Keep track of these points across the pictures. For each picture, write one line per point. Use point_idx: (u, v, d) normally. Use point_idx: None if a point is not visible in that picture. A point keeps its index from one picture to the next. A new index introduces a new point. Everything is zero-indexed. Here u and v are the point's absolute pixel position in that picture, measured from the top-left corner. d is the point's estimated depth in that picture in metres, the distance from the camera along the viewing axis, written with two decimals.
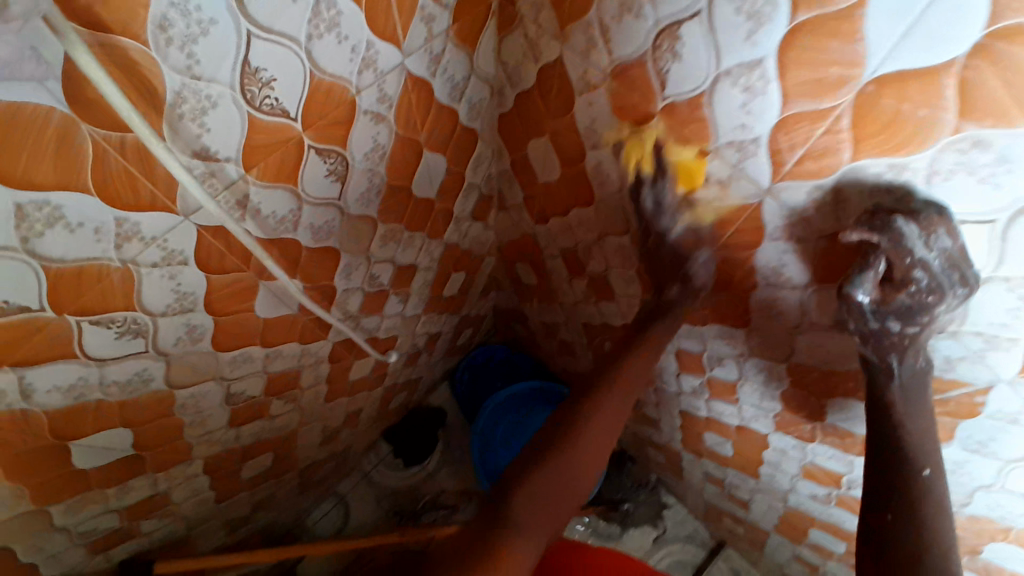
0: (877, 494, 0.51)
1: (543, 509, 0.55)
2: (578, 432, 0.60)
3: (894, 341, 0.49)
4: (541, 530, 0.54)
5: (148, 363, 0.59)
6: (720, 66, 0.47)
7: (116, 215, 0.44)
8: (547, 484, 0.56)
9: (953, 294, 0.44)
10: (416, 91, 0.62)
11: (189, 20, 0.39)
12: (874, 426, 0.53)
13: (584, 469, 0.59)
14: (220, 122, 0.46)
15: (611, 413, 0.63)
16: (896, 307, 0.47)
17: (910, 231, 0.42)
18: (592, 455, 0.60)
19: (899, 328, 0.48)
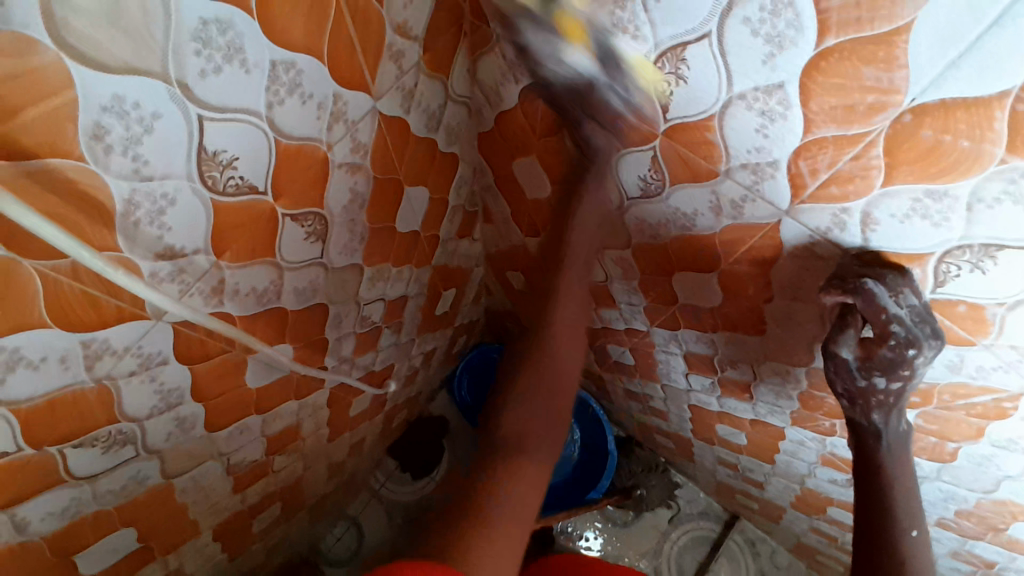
0: (869, 545, 0.57)
1: (545, 407, 0.57)
2: (543, 349, 0.60)
3: (875, 392, 0.54)
4: (545, 433, 0.56)
5: (140, 462, 0.55)
6: (732, 90, 0.43)
7: (81, 338, 0.41)
8: (530, 390, 0.57)
9: (928, 345, 0.49)
10: (391, 131, 0.56)
11: (128, 120, 0.33)
12: (863, 484, 0.59)
13: (564, 368, 0.61)
14: (182, 218, 0.40)
15: (570, 302, 0.63)
16: (880, 360, 0.52)
17: (880, 290, 0.46)
18: (562, 362, 0.61)
19: (884, 383, 0.53)
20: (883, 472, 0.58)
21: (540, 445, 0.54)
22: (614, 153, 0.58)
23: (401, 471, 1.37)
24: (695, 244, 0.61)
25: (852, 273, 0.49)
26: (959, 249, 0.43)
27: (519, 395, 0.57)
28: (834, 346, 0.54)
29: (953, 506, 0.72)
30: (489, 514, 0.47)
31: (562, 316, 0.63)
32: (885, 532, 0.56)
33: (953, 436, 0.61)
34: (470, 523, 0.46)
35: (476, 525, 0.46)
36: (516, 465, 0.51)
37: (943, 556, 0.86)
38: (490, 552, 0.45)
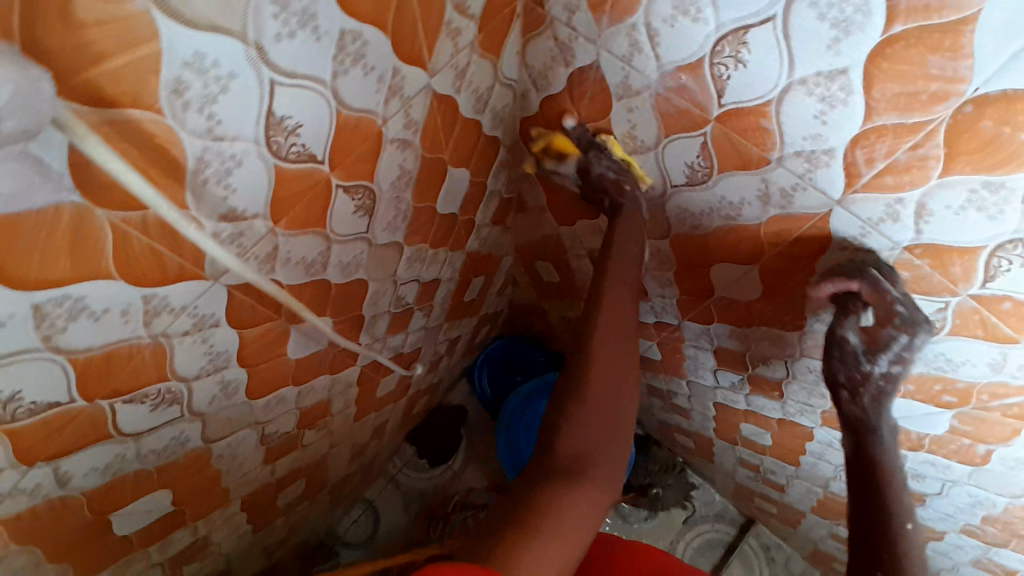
0: (868, 539, 0.56)
1: (598, 428, 0.52)
2: (595, 370, 0.55)
3: (869, 381, 0.59)
4: (601, 457, 0.51)
5: (183, 424, 0.57)
6: (793, 75, 0.43)
7: (142, 294, 0.42)
8: (592, 403, 0.53)
9: (922, 331, 0.53)
10: (442, 110, 0.57)
11: (207, 78, 0.34)
12: (858, 483, 0.61)
13: (621, 384, 0.55)
14: (247, 180, 0.41)
15: (618, 324, 0.58)
16: (883, 343, 0.56)
17: (880, 275, 0.51)
18: (615, 378, 0.55)
19: (880, 367, 0.58)
20: (880, 468, 0.60)
21: (596, 474, 0.50)
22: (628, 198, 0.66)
23: (418, 458, 1.38)
24: (737, 235, 0.61)
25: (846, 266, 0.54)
26: (1010, 244, 0.43)
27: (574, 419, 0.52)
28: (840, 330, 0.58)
29: (980, 512, 0.72)
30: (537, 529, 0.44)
31: (609, 335, 0.57)
32: (884, 526, 0.56)
33: (987, 438, 0.60)
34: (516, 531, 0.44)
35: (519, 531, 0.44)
36: (568, 496, 0.47)
37: (965, 564, 0.85)
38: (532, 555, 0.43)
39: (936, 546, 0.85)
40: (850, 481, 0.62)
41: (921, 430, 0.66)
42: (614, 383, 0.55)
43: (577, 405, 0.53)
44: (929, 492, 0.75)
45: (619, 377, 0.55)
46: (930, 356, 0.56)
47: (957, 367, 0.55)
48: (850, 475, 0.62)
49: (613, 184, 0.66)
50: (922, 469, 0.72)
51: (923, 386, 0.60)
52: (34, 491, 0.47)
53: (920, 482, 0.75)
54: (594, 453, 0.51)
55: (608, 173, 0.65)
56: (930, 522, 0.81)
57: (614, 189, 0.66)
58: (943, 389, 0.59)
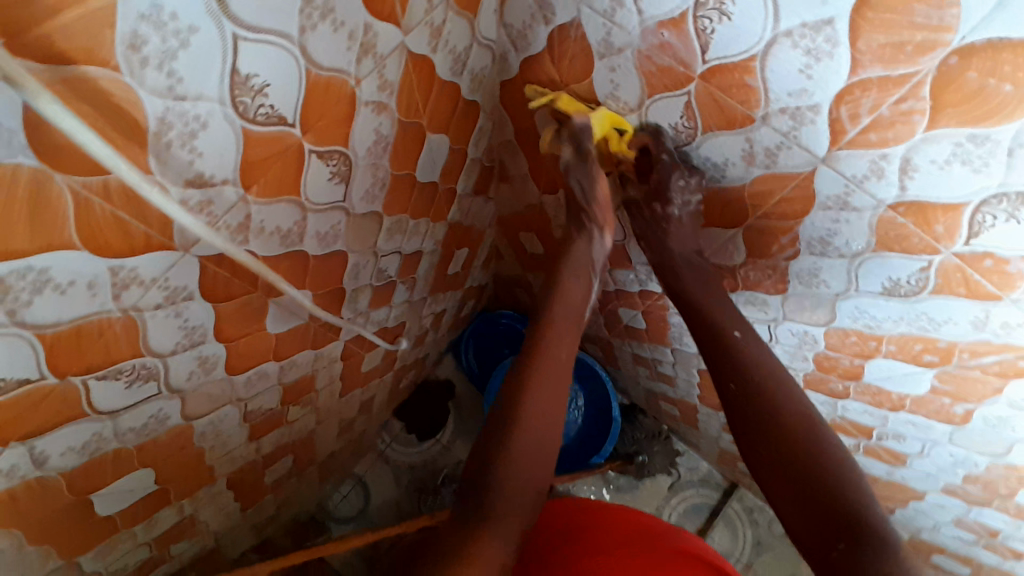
0: (825, 529, 0.51)
1: (528, 477, 0.56)
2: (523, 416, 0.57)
3: (664, 229, 0.67)
4: (526, 497, 0.55)
5: (162, 402, 0.55)
6: (778, 28, 0.42)
7: (109, 265, 0.40)
8: (519, 448, 0.56)
9: (684, 171, 0.60)
10: (418, 71, 0.55)
11: (165, 31, 0.32)
12: (756, 450, 0.57)
13: (555, 411, 0.59)
14: (213, 143, 0.40)
15: (551, 367, 0.61)
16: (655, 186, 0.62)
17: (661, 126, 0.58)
18: (550, 410, 0.59)
19: (673, 210, 0.64)
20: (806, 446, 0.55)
21: (523, 503, 0.55)
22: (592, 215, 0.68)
23: (407, 433, 1.38)
24: (723, 198, 0.61)
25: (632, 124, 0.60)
26: (995, 199, 0.42)
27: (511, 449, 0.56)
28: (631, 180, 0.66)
29: (961, 471, 0.73)
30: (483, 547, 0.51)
31: (543, 378, 0.60)
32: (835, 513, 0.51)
33: (969, 397, 0.61)
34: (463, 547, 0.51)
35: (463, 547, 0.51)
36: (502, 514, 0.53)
37: (947, 523, 0.87)
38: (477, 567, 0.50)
39: (918, 506, 0.88)
40: (744, 442, 0.59)
41: (902, 390, 0.67)
42: (541, 426, 0.58)
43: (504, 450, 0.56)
44: (910, 452, 0.77)
45: (557, 410, 0.59)
46: (911, 315, 0.57)
47: (941, 325, 0.55)
48: (743, 439, 0.59)
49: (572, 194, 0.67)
50: (904, 429, 0.74)
51: (904, 346, 0.61)
52: (10, 473, 0.46)
53: (902, 442, 0.76)
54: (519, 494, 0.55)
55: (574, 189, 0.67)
56: (909, 481, 0.83)
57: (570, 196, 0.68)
58: (925, 348, 0.59)
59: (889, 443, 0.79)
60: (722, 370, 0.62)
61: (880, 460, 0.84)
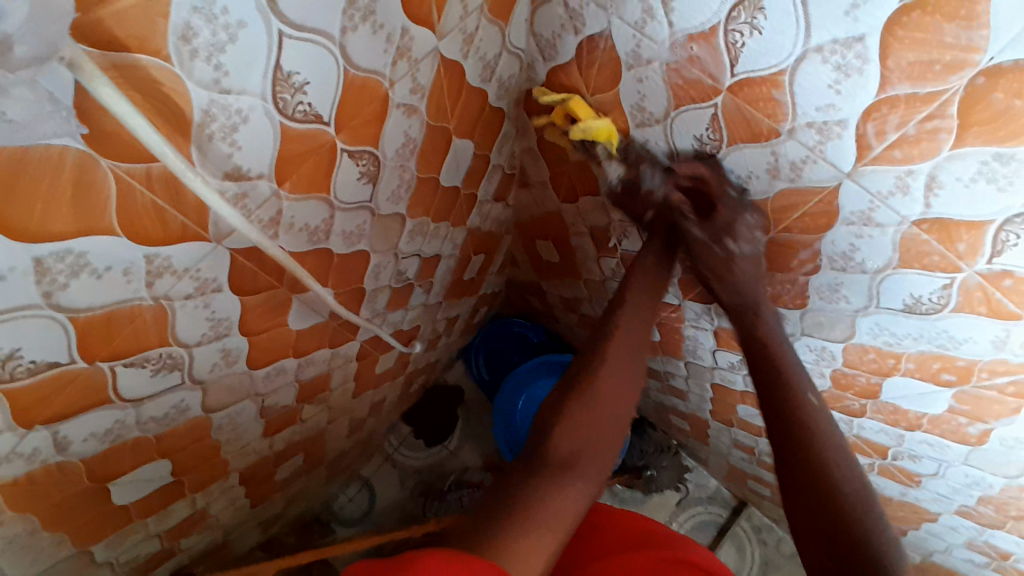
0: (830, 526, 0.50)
1: (591, 444, 0.53)
2: (595, 385, 0.56)
3: (733, 267, 0.64)
4: (593, 463, 0.51)
5: (184, 393, 0.56)
6: (809, 43, 0.43)
7: (145, 252, 0.41)
8: (583, 417, 0.54)
9: (749, 211, 0.59)
10: (449, 76, 0.56)
11: (215, 25, 0.34)
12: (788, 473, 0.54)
13: (614, 425, 0.55)
14: (252, 138, 0.41)
15: (623, 350, 0.60)
16: (721, 223, 0.61)
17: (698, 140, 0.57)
18: (619, 406, 0.56)
19: (737, 248, 0.62)
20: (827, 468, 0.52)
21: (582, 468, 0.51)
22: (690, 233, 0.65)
23: (414, 437, 1.37)
24: None
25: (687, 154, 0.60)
26: (1019, 217, 0.42)
27: (578, 412, 0.54)
28: (687, 221, 0.66)
29: (976, 493, 0.72)
30: (532, 536, 0.44)
31: (615, 355, 0.59)
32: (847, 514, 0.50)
33: (985, 417, 0.61)
34: (510, 523, 0.44)
35: (516, 523, 0.44)
36: (563, 488, 0.48)
37: (959, 547, 0.86)
38: (523, 550, 0.43)
39: (930, 528, 0.87)
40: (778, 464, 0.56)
41: (918, 409, 0.67)
42: (613, 403, 0.56)
43: (566, 423, 0.53)
44: (924, 473, 0.76)
45: (611, 429, 0.55)
46: (931, 333, 0.57)
47: (960, 344, 0.55)
48: (777, 459, 0.56)
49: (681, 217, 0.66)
50: (919, 449, 0.73)
51: (922, 365, 0.61)
52: (32, 457, 0.47)
53: (917, 462, 0.76)
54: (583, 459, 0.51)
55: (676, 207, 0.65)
56: (923, 503, 0.82)
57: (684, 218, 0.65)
58: (943, 367, 0.59)
59: (903, 462, 0.78)
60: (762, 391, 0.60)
61: (894, 481, 0.83)
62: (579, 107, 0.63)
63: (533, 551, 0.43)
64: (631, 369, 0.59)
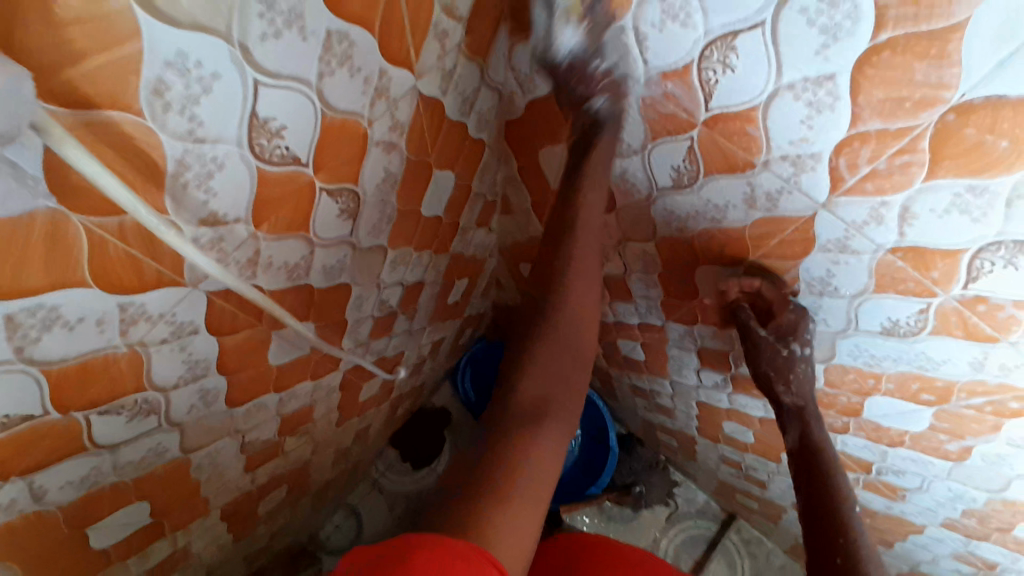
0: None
1: (551, 390, 0.57)
2: (551, 335, 0.59)
3: (793, 365, 0.66)
4: (556, 410, 0.55)
5: (161, 435, 0.55)
6: (780, 80, 0.44)
7: (119, 301, 0.40)
8: (544, 365, 0.58)
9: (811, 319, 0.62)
10: (428, 113, 0.56)
11: (189, 78, 0.33)
12: (816, 543, 0.62)
13: (568, 378, 0.59)
14: (228, 184, 0.40)
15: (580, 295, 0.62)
16: (788, 326, 0.63)
17: (678, 170, 0.58)
18: (572, 343, 0.60)
19: (801, 352, 0.65)
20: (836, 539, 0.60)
21: (551, 408, 0.56)
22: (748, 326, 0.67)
23: (401, 461, 1.36)
24: (724, 237, 0.61)
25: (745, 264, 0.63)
26: (993, 246, 0.43)
27: (537, 363, 0.58)
28: (753, 325, 0.67)
29: (959, 506, 0.73)
30: (515, 500, 0.46)
31: (573, 306, 0.62)
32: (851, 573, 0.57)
33: (965, 434, 0.62)
34: (492, 497, 0.45)
35: (495, 496, 0.45)
36: (534, 444, 0.51)
37: (946, 557, 0.87)
38: (507, 522, 0.44)
39: (918, 540, 0.88)
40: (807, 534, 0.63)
41: (902, 427, 0.67)
42: (569, 347, 0.60)
43: (526, 377, 0.57)
44: (909, 487, 0.77)
45: (565, 386, 0.58)
46: (909, 355, 0.58)
47: (939, 365, 0.56)
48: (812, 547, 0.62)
49: (747, 322, 0.67)
50: (903, 464, 0.74)
51: (903, 385, 0.62)
52: (9, 507, 0.45)
53: (901, 476, 0.77)
54: (547, 408, 0.55)
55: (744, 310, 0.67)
56: (909, 515, 0.83)
57: (748, 320, 0.66)
58: (922, 387, 0.60)
59: (889, 477, 0.78)
60: (802, 481, 0.67)
61: (880, 494, 0.83)
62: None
63: (516, 516, 0.45)
64: (576, 328, 0.61)
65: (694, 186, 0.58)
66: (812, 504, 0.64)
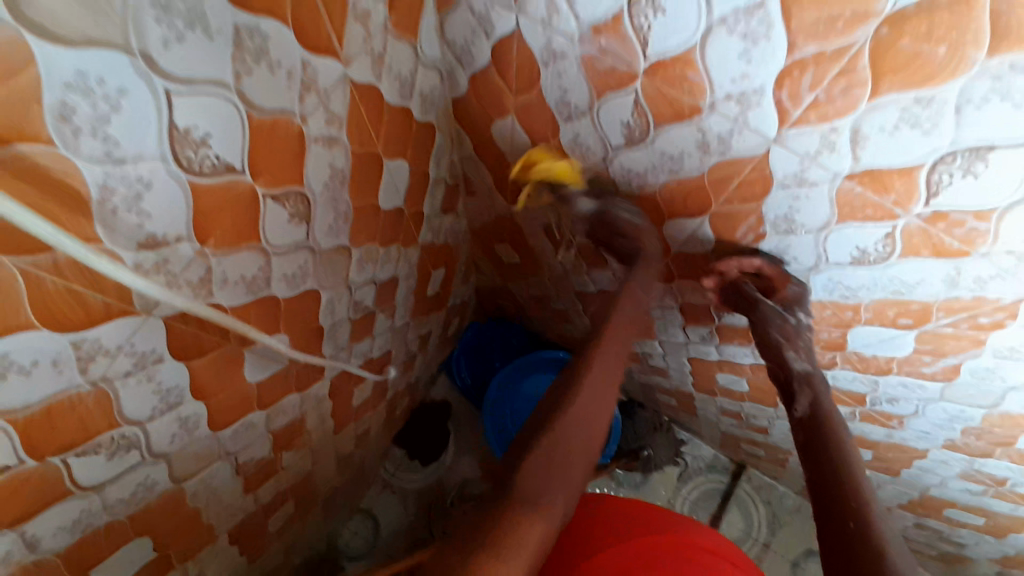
0: (845, 556, 0.54)
1: (576, 450, 0.55)
2: (585, 386, 0.59)
3: (800, 330, 0.69)
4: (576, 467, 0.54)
5: (148, 469, 0.54)
6: (711, 16, 0.43)
7: (71, 339, 0.39)
8: (576, 420, 0.56)
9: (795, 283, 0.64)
10: (365, 101, 0.55)
11: (94, 98, 0.32)
12: (828, 515, 0.59)
13: (596, 428, 0.57)
14: (160, 203, 0.39)
15: (614, 349, 0.62)
16: (789, 296, 0.66)
17: (631, 123, 0.56)
18: (605, 394, 0.60)
19: (805, 319, 0.68)
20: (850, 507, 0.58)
21: (573, 461, 0.55)
22: (751, 300, 0.69)
23: (410, 458, 1.35)
24: (683, 188, 0.61)
25: (741, 247, 0.64)
26: (948, 157, 0.43)
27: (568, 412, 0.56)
28: (760, 299, 0.69)
29: (958, 426, 0.73)
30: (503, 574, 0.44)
31: (606, 355, 0.62)
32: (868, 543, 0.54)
33: (947, 352, 0.62)
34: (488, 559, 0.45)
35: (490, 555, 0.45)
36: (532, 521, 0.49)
37: (954, 478, 0.87)
38: None
39: (923, 463, 0.88)
40: (814, 499, 0.62)
41: (887, 354, 0.68)
42: (603, 402, 0.59)
43: (544, 438, 0.54)
44: (904, 414, 0.78)
45: (589, 443, 0.56)
46: (880, 281, 0.58)
47: (915, 287, 0.56)
48: (824, 524, 0.59)
49: (750, 297, 0.69)
50: (895, 391, 0.74)
51: (880, 312, 0.62)
52: (4, 560, 0.45)
53: (895, 405, 0.77)
54: (569, 470, 0.54)
55: (750, 291, 0.69)
56: (909, 442, 0.84)
57: (753, 295, 0.69)
58: (900, 312, 0.60)
59: (883, 406, 0.79)
60: (806, 449, 0.67)
61: (877, 425, 0.84)
62: (574, 180, 0.69)
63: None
64: (608, 380, 0.60)
65: (649, 139, 0.57)
66: (823, 475, 0.62)
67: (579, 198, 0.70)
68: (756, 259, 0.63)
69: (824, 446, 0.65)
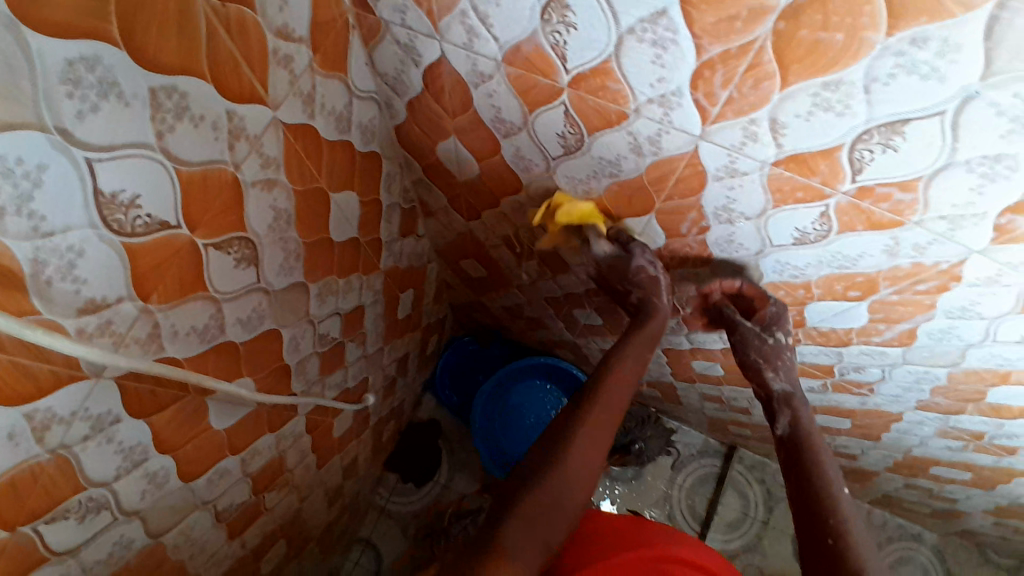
0: None
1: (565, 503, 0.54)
2: (574, 440, 0.57)
3: (775, 350, 0.70)
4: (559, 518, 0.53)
5: (122, 529, 0.54)
6: (620, 28, 0.44)
7: (23, 413, 0.39)
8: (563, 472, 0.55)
9: (771, 301, 0.68)
10: (300, 141, 0.55)
11: (14, 177, 0.32)
12: (808, 529, 0.59)
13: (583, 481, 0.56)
14: (96, 269, 0.39)
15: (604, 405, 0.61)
16: (766, 316, 0.69)
17: (562, 128, 0.57)
18: (591, 449, 0.58)
19: (782, 339, 0.69)
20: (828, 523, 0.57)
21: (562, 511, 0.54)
22: (729, 322, 0.72)
23: (403, 482, 1.35)
24: (625, 190, 0.62)
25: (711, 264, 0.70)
26: (866, 134, 0.44)
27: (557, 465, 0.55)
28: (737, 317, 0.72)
29: (925, 386, 0.75)
30: None
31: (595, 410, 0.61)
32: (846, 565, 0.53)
33: (899, 318, 0.64)
34: None
35: None
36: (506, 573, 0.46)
37: (932, 437, 0.89)
38: None
39: (900, 426, 0.90)
40: (797, 518, 0.61)
41: (844, 326, 0.69)
42: (592, 459, 0.58)
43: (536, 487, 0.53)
44: (872, 380, 0.80)
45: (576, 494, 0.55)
46: (824, 258, 0.59)
47: (858, 261, 0.57)
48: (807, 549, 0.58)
49: (731, 320, 0.72)
50: (859, 359, 0.76)
51: (830, 288, 0.63)
52: None
53: (862, 372, 0.79)
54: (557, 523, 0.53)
55: (731, 313, 0.72)
56: (883, 407, 0.86)
57: (732, 317, 0.72)
58: (848, 286, 0.62)
59: (851, 375, 0.81)
60: (789, 469, 0.65)
61: (850, 394, 0.86)
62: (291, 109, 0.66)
63: None
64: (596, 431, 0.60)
65: (585, 142, 0.58)
66: (802, 489, 0.62)
67: (598, 241, 0.71)
68: (738, 283, 0.69)
69: (808, 466, 0.64)
